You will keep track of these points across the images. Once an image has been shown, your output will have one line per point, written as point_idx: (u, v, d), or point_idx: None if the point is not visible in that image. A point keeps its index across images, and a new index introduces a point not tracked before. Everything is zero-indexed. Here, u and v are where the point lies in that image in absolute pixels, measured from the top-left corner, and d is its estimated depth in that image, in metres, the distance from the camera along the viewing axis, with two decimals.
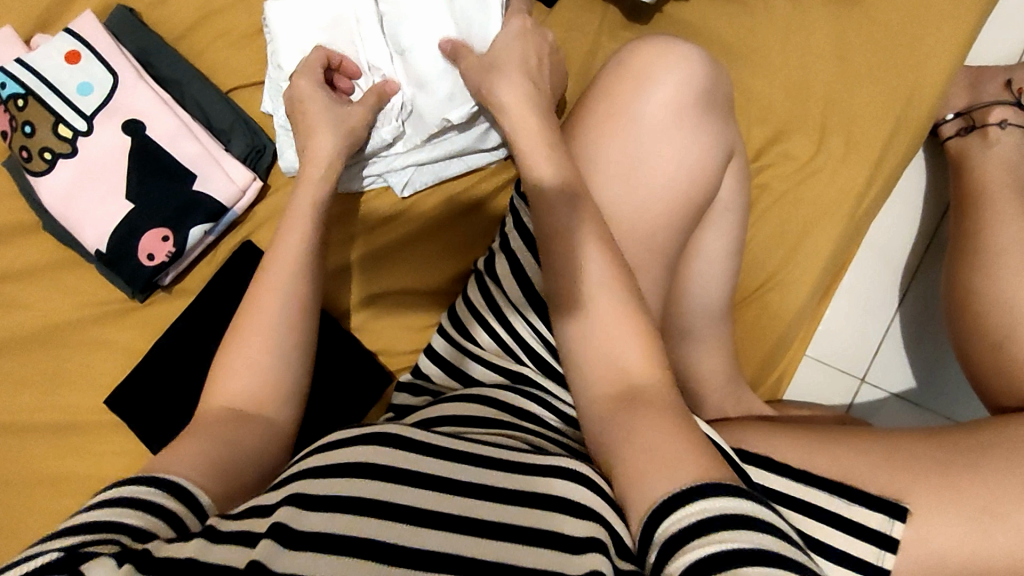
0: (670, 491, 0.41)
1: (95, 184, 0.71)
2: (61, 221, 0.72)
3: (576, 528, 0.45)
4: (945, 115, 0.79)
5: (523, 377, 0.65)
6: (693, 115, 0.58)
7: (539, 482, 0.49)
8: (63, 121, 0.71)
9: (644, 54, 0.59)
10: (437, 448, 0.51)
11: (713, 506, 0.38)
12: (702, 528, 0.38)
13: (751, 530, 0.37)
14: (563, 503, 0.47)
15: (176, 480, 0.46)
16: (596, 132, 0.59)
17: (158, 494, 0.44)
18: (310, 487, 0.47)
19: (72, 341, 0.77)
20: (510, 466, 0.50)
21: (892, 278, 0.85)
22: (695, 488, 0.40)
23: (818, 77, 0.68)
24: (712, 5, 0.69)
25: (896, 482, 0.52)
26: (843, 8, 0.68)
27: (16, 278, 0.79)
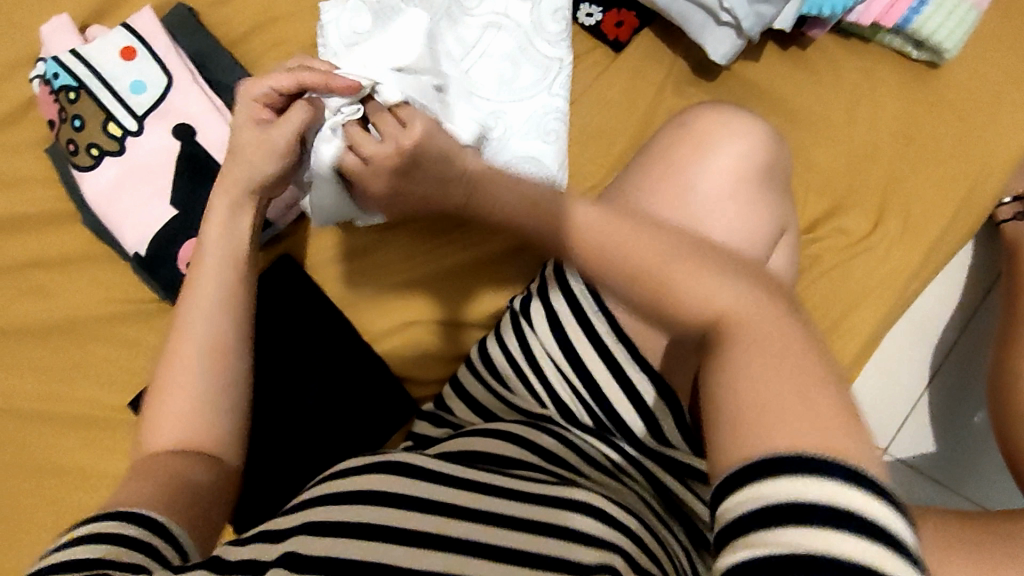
0: (743, 462, 0.34)
1: (140, 185, 0.70)
2: (101, 219, 0.71)
3: (590, 555, 0.45)
4: (1003, 198, 0.77)
5: (545, 418, 0.65)
6: (751, 189, 0.57)
7: (553, 512, 0.48)
8: (114, 119, 0.70)
9: (706, 122, 0.59)
10: (451, 477, 0.51)
11: (741, 500, 0.33)
12: (750, 524, 0.32)
13: (791, 526, 0.31)
14: (578, 534, 0.47)
15: (152, 514, 0.45)
16: (650, 196, 0.58)
17: (138, 530, 0.44)
18: (323, 511, 0.48)
19: (97, 335, 0.77)
20: (521, 496, 0.50)
21: (925, 354, 0.84)
22: (726, 477, 0.34)
23: (883, 151, 0.67)
24: (781, 67, 0.68)
25: (925, 569, 0.52)
26: (916, 85, 0.67)
27: (45, 266, 0.78)
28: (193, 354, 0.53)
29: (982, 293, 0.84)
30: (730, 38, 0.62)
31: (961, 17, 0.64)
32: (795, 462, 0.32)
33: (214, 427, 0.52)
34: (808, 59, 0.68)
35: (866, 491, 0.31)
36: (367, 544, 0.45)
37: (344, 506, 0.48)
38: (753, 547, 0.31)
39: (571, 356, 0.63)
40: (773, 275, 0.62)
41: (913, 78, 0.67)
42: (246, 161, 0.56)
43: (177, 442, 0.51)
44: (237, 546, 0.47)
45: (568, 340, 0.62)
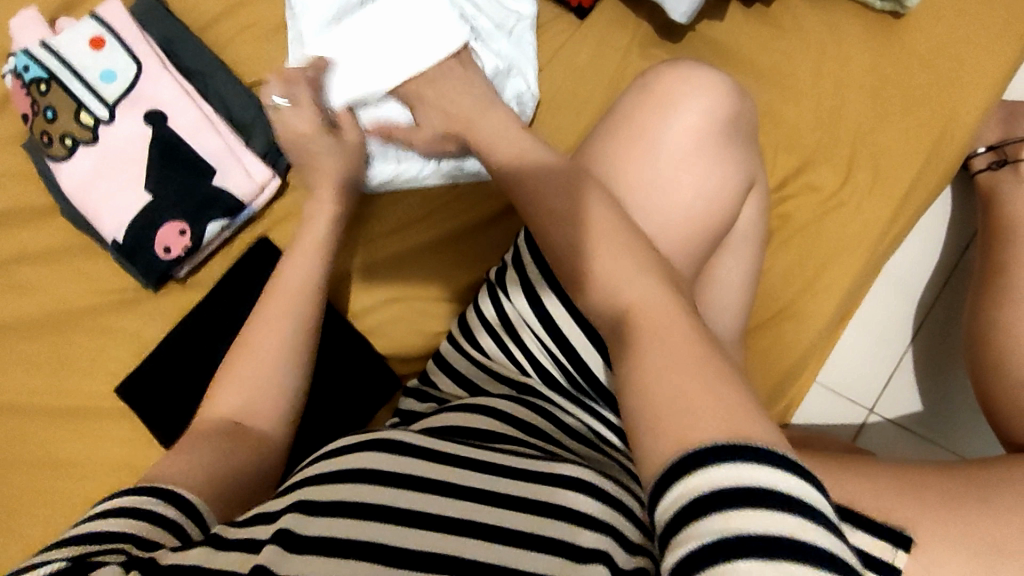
0: (687, 450, 0.35)
1: (115, 173, 0.70)
2: (79, 209, 0.72)
3: (578, 534, 0.46)
4: (976, 149, 0.78)
5: (530, 388, 0.65)
6: (716, 144, 0.57)
7: (545, 489, 0.48)
8: (85, 109, 0.70)
9: (668, 79, 0.58)
10: (441, 455, 0.50)
11: (689, 491, 0.34)
12: (698, 512, 0.33)
13: (738, 511, 0.33)
14: (569, 512, 0.47)
15: (183, 490, 0.49)
16: (616, 155, 0.58)
17: (166, 505, 0.47)
18: (316, 490, 0.48)
19: (82, 327, 0.77)
20: (515, 471, 0.50)
21: (908, 310, 0.84)
22: (669, 468, 0.35)
23: (850, 104, 0.67)
24: (745, 26, 0.68)
25: (902, 511, 0.51)
26: (880, 35, 0.67)
27: (27, 261, 0.78)
28: (269, 359, 0.58)
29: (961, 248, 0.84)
30: None
31: None
32: (735, 451, 0.34)
33: (276, 403, 0.58)
34: (771, 16, 0.68)
35: (801, 478, 0.34)
36: (359, 523, 0.45)
37: (335, 486, 0.48)
38: (704, 536, 0.33)
39: (549, 339, 0.62)
40: (744, 232, 0.63)
41: (877, 28, 0.67)
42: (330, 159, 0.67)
43: (239, 414, 0.56)
44: (237, 525, 0.47)
45: (550, 311, 0.62)
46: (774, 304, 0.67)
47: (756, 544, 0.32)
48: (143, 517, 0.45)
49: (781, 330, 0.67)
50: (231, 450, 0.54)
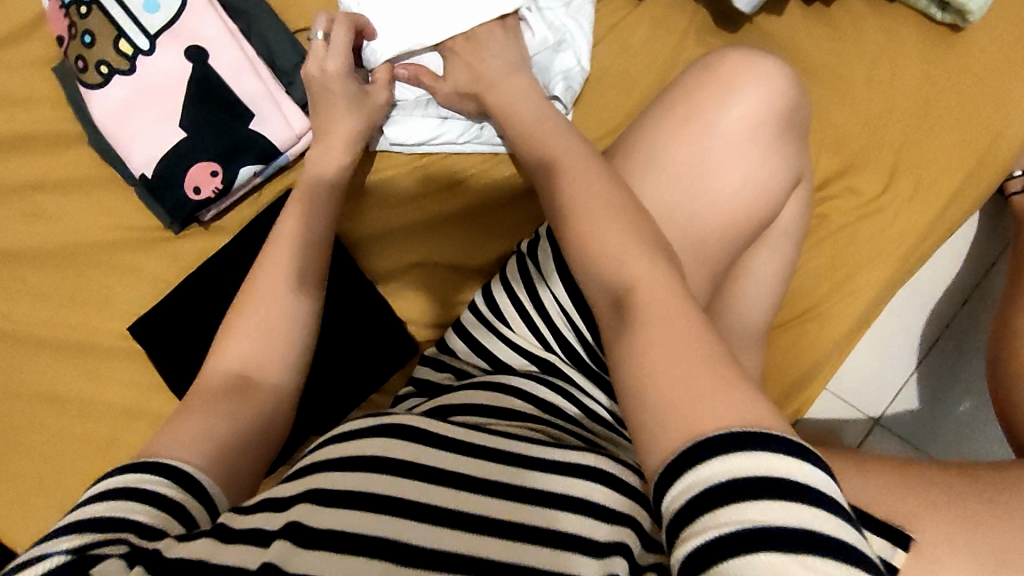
0: (698, 439, 0.35)
1: (150, 106, 0.69)
2: (108, 139, 0.70)
3: (596, 529, 0.44)
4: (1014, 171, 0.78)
5: (549, 365, 0.63)
6: (770, 137, 0.57)
7: (561, 480, 0.46)
8: (125, 37, 0.68)
9: (729, 64, 0.58)
10: (450, 441, 0.48)
11: (695, 483, 0.34)
12: (705, 504, 0.33)
13: (744, 500, 0.32)
14: (587, 505, 0.45)
15: (186, 468, 0.46)
16: (669, 133, 0.57)
17: (170, 486, 0.44)
18: (321, 479, 0.45)
19: (98, 261, 0.76)
20: (529, 460, 0.47)
21: (923, 326, 0.85)
22: (674, 459, 0.35)
23: (899, 111, 0.67)
24: (804, 23, 0.68)
25: None
26: (937, 47, 0.67)
27: (48, 188, 0.77)
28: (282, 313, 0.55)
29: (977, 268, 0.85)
30: None
31: None
32: (743, 441, 0.34)
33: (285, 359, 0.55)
34: (831, 16, 0.68)
35: (811, 468, 0.33)
36: (373, 517, 0.43)
37: (345, 475, 0.45)
38: (708, 529, 0.32)
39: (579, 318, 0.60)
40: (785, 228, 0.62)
41: (934, 39, 0.67)
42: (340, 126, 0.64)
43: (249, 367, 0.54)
44: (240, 515, 0.45)
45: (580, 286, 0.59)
46: (802, 303, 0.67)
47: (758, 536, 0.32)
48: (144, 499, 0.43)
49: (807, 330, 0.67)
50: (253, 395, 0.52)
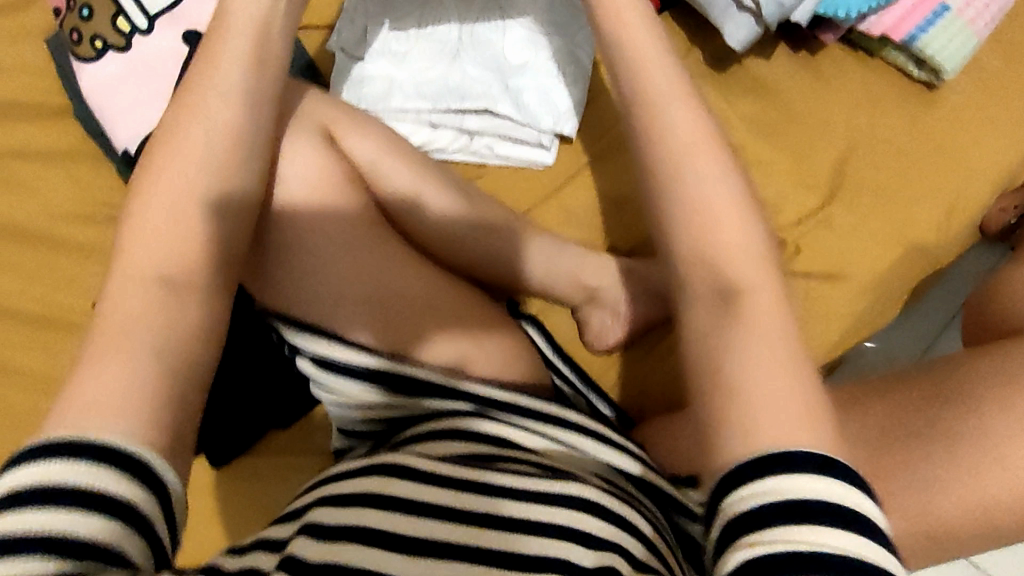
0: (737, 462, 0.38)
1: (141, 85, 0.68)
2: (96, 114, 0.70)
3: (583, 556, 0.45)
4: None
5: (474, 433, 0.55)
6: None
7: (547, 510, 0.47)
8: (124, 14, 0.68)
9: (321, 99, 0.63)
10: (436, 478, 0.49)
11: (752, 495, 0.37)
12: (760, 521, 0.36)
13: (796, 524, 0.36)
14: (574, 532, 0.46)
15: (123, 446, 0.39)
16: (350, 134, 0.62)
17: (115, 481, 0.38)
18: (319, 513, 0.48)
19: (71, 235, 0.75)
20: (513, 492, 0.48)
21: None
22: (728, 473, 0.38)
23: (874, 159, 0.69)
24: (791, 67, 0.70)
25: None
26: (915, 105, 0.70)
27: (29, 159, 0.76)
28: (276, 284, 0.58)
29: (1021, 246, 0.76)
30: (749, 24, 0.62)
31: (964, 41, 0.65)
32: (788, 460, 0.37)
33: None
34: (816, 63, 0.70)
35: (853, 489, 0.37)
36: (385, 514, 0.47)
37: (337, 509, 0.48)
38: (769, 544, 0.36)
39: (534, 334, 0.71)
40: None
41: (914, 98, 0.70)
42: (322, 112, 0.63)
43: None
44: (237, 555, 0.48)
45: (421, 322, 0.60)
46: None
47: (814, 560, 0.35)
48: (83, 502, 0.37)
49: None
50: None
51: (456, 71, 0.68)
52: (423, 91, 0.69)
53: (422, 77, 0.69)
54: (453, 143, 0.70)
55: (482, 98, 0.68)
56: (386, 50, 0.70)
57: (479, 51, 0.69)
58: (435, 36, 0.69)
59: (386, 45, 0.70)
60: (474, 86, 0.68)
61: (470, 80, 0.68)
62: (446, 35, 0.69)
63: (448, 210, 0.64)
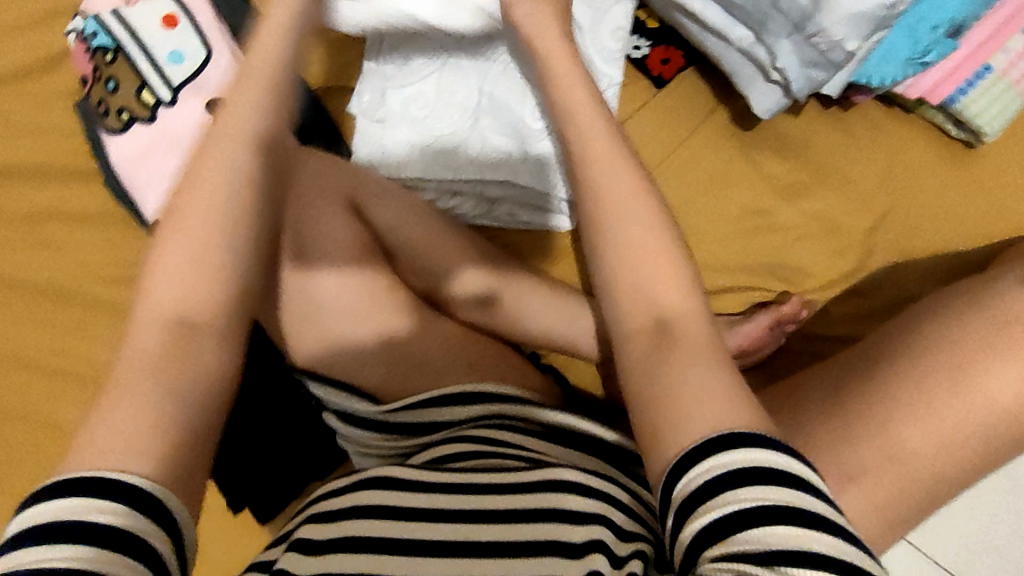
0: (701, 439, 0.40)
1: (167, 157, 0.69)
2: (126, 185, 0.71)
3: (575, 534, 0.48)
4: None
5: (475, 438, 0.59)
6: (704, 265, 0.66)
7: (533, 497, 0.50)
8: (148, 86, 0.69)
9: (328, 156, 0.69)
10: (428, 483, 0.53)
11: (719, 466, 0.38)
12: (718, 488, 0.38)
13: (751, 484, 0.37)
14: (561, 514, 0.49)
15: (135, 482, 0.42)
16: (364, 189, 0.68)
17: (129, 518, 0.40)
18: (315, 530, 0.53)
19: (103, 295, 0.77)
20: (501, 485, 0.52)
21: None
22: (682, 457, 0.40)
23: (903, 221, 0.67)
24: (819, 124, 0.68)
25: None
26: (950, 163, 0.67)
27: (60, 220, 0.77)
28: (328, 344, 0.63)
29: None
30: (777, 95, 0.60)
31: (1006, 103, 0.62)
32: (744, 439, 0.39)
33: None
34: (846, 119, 0.68)
35: (798, 461, 0.39)
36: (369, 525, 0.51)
37: (330, 524, 0.53)
38: (722, 505, 0.37)
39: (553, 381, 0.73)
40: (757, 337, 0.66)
41: (948, 155, 0.67)
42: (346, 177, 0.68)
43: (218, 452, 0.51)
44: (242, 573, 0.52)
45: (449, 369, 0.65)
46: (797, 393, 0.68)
47: (767, 512, 0.36)
48: (96, 539, 0.39)
49: None
50: None
51: (472, 140, 0.68)
52: (439, 160, 0.69)
53: (438, 145, 0.69)
54: (467, 205, 0.72)
55: (497, 166, 0.68)
56: (406, 118, 0.70)
57: (495, 117, 0.68)
58: (453, 103, 0.69)
59: (406, 113, 0.70)
60: (491, 157, 0.68)
61: (485, 148, 0.68)
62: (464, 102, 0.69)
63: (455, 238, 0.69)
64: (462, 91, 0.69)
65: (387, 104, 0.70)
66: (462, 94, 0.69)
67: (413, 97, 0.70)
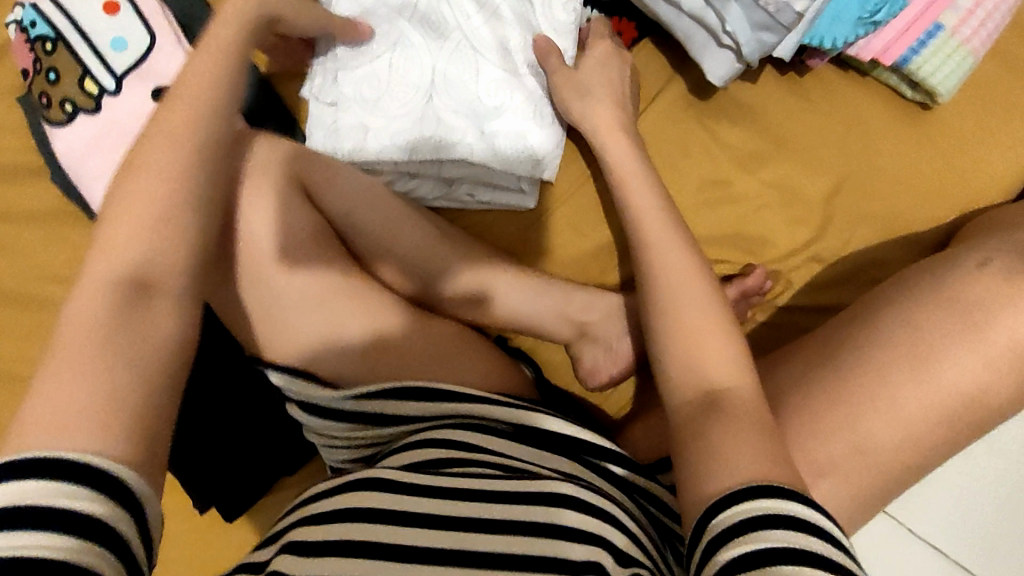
0: (729, 488, 0.44)
1: (115, 148, 0.68)
2: (74, 179, 0.69)
3: (578, 552, 0.49)
4: None
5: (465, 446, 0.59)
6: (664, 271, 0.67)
7: (538, 510, 0.52)
8: (91, 76, 0.68)
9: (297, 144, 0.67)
10: (428, 486, 0.54)
11: (743, 512, 0.42)
12: (744, 527, 0.41)
13: (773, 528, 0.41)
14: (566, 531, 0.51)
15: (91, 461, 0.40)
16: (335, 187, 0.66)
17: (88, 499, 0.39)
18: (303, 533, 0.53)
19: (58, 295, 0.75)
20: (504, 495, 0.53)
21: None
22: (716, 501, 0.44)
23: (865, 184, 0.67)
24: (776, 91, 0.68)
25: None
26: (908, 125, 0.67)
27: (9, 221, 0.75)
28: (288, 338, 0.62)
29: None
30: (729, 60, 0.60)
31: (959, 62, 0.62)
32: (769, 489, 0.43)
33: None
34: (803, 86, 0.68)
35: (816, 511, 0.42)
36: (368, 527, 0.52)
37: (326, 528, 0.53)
38: (752, 543, 0.40)
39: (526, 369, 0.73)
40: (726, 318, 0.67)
41: (905, 116, 0.67)
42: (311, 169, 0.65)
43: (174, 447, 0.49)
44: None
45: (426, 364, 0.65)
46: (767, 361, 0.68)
47: (789, 554, 0.40)
48: (54, 521, 0.37)
49: None
50: None
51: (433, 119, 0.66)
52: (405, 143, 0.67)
53: (399, 130, 0.67)
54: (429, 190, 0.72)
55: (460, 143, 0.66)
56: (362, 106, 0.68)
57: (451, 94, 0.67)
58: (410, 87, 0.67)
59: (361, 100, 0.68)
60: (454, 139, 0.67)
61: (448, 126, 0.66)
62: (419, 82, 0.67)
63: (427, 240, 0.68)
64: (416, 72, 0.67)
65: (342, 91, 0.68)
66: (416, 76, 0.67)
67: (367, 86, 0.68)
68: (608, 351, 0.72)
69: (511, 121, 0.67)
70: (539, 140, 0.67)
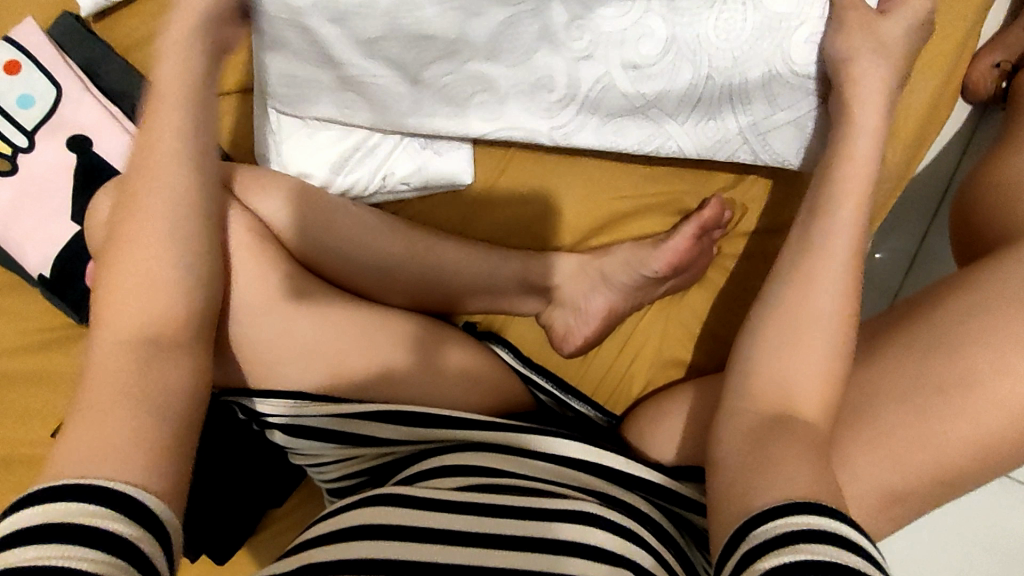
0: (775, 501, 0.44)
1: (38, 205, 0.68)
2: (1, 241, 0.69)
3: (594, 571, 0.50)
4: (968, 69, 0.77)
5: (481, 468, 0.59)
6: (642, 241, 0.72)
7: (552, 527, 0.53)
8: (3, 137, 0.68)
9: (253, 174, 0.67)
10: (442, 504, 0.55)
11: (787, 523, 0.42)
12: (787, 540, 0.41)
13: (817, 543, 0.40)
14: (583, 548, 0.51)
15: (120, 487, 0.43)
16: (306, 213, 0.67)
17: (120, 522, 0.41)
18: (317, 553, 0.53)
19: (10, 368, 0.73)
20: (522, 512, 0.54)
21: (886, 285, 0.84)
22: (761, 511, 0.43)
23: None
24: None
25: (875, 481, 0.51)
26: None
27: None
28: (260, 345, 0.61)
29: (966, 137, 0.81)
30: None
31: None
32: (809, 505, 0.42)
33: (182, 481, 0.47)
34: None
35: (851, 525, 0.42)
36: (382, 546, 0.52)
37: (337, 543, 0.53)
38: (798, 552, 0.40)
39: (504, 353, 0.74)
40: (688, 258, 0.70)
41: None
42: (269, 202, 0.66)
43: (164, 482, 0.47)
44: None
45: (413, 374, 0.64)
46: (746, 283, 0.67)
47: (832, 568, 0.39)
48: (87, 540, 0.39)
49: None
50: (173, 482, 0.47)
51: (573, 93, 0.67)
52: (511, 109, 0.70)
53: (511, 93, 0.69)
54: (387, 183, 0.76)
55: (581, 129, 0.70)
56: (462, 64, 0.67)
57: (619, 95, 0.67)
58: (525, 61, 0.66)
59: (455, 66, 0.67)
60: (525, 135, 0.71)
61: (597, 119, 0.69)
62: (566, 59, 0.65)
63: (385, 253, 0.68)
64: (536, 50, 0.66)
65: (425, 67, 0.67)
66: (570, 59, 0.66)
67: (452, 62, 0.67)
68: (576, 311, 0.73)
69: (693, 133, 0.68)
70: (697, 148, 0.69)
